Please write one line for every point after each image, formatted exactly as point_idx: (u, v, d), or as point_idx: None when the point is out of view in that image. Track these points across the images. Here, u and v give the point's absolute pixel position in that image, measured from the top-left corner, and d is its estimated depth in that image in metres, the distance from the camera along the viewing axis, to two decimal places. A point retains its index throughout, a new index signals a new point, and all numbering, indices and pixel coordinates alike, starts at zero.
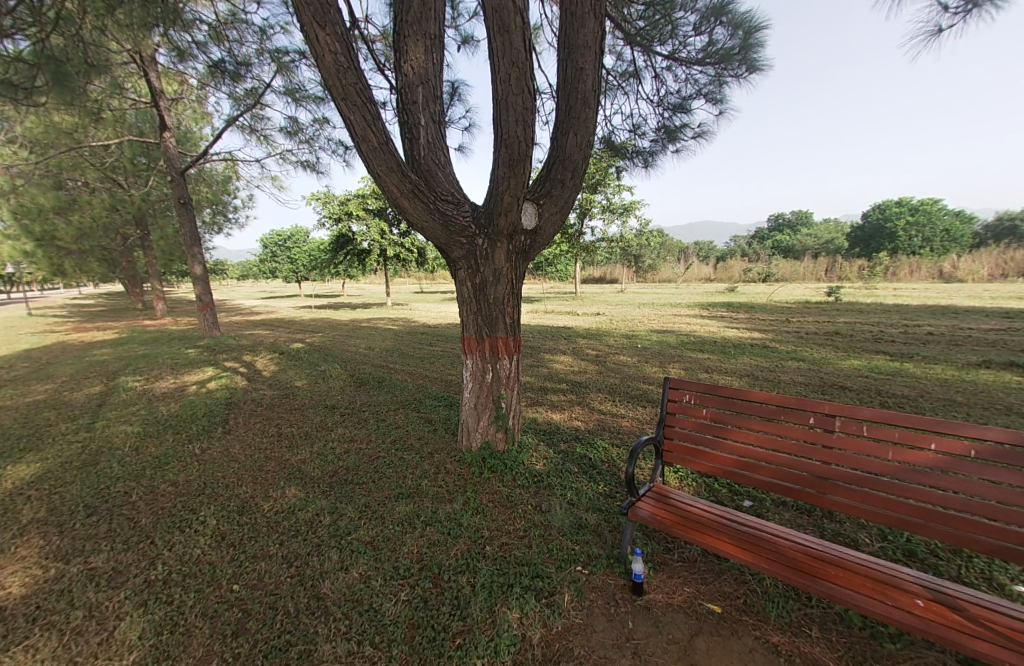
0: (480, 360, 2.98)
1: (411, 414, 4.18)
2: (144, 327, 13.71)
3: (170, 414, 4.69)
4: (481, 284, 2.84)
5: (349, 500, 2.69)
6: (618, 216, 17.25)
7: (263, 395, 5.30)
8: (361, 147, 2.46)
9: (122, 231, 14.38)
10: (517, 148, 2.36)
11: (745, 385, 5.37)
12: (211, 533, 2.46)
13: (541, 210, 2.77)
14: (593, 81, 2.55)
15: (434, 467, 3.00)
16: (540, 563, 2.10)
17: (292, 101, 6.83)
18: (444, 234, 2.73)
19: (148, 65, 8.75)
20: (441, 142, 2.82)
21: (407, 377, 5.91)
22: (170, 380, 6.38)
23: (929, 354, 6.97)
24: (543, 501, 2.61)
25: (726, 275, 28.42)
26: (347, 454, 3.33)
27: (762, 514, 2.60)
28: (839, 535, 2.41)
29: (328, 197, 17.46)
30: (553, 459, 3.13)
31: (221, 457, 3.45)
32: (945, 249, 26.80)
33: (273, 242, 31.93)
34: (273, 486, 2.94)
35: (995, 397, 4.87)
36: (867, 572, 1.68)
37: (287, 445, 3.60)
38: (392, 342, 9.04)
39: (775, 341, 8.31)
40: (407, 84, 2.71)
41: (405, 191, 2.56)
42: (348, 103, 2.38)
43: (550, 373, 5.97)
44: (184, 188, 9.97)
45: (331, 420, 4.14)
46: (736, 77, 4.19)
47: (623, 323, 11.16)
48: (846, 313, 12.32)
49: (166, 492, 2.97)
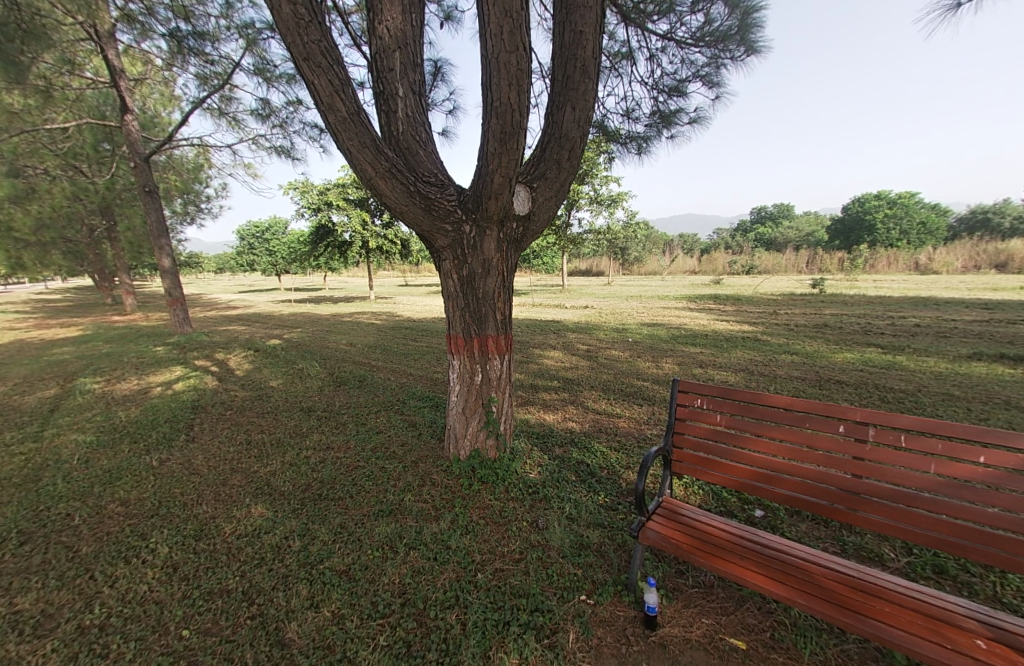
0: (467, 361, 2.71)
1: (394, 417, 3.89)
2: (112, 323, 12.96)
3: (128, 421, 4.27)
4: (468, 275, 2.55)
5: (323, 519, 2.40)
6: (605, 208, 17.00)
7: (233, 398, 4.90)
8: (328, 117, 2.13)
9: (86, 222, 13.62)
10: (510, 118, 2.05)
11: (742, 380, 5.19)
12: (160, 565, 2.15)
13: (534, 194, 2.49)
14: (594, 46, 2.26)
15: (418, 479, 2.72)
16: (540, 593, 1.85)
17: (263, 83, 6.38)
18: (426, 220, 2.41)
19: (107, 40, 8.10)
20: (422, 116, 2.51)
21: (390, 376, 5.58)
22: (132, 382, 5.89)
23: (920, 346, 6.91)
24: (539, 517, 2.36)
25: (711, 267, 28.54)
26: (322, 465, 3.03)
27: (777, 527, 2.40)
28: (861, 550, 2.24)
29: (306, 186, 16.80)
30: (548, 467, 2.88)
31: (180, 471, 3.10)
32: (921, 242, 27.39)
33: (250, 233, 30.91)
34: (237, 504, 2.63)
35: (991, 391, 4.79)
36: (914, 605, 1.47)
37: (255, 455, 3.27)
38: (375, 338, 8.68)
39: (765, 334, 8.21)
40: (382, 48, 2.38)
41: (381, 171, 2.24)
42: (310, 65, 2.04)
43: (540, 370, 5.70)
44: (149, 175, 9.34)
45: (306, 426, 3.80)
46: (734, 60, 3.95)
47: (611, 316, 10.98)
48: (831, 305, 12.34)
49: (114, 514, 2.62)
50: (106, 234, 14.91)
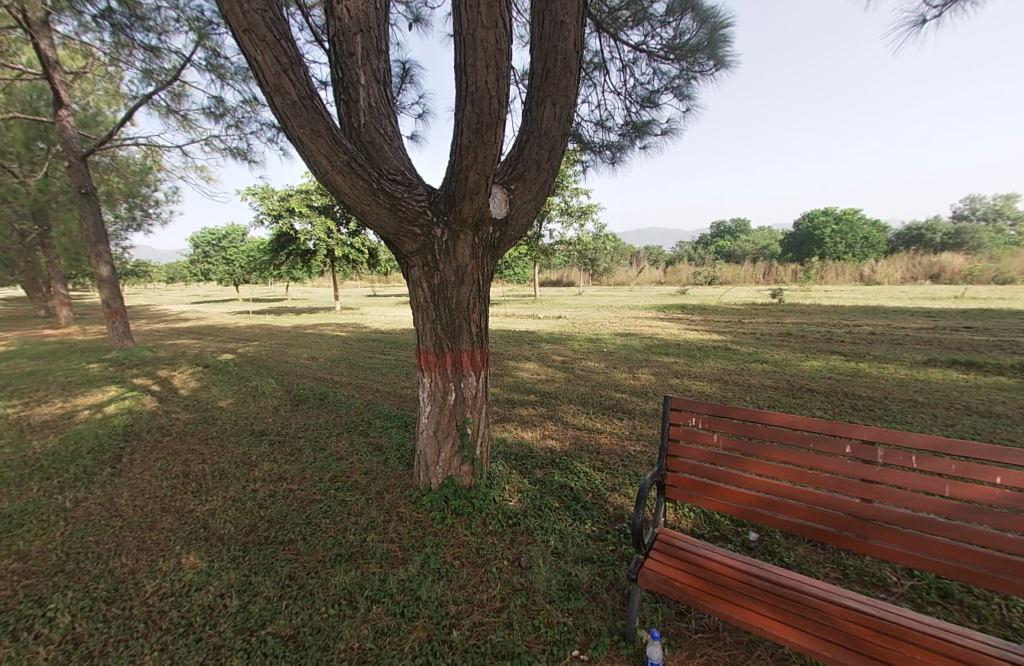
0: (439, 378, 2.44)
1: (356, 440, 3.53)
2: (43, 337, 11.82)
3: (43, 453, 3.69)
4: (440, 284, 2.30)
5: (268, 569, 2.05)
6: (575, 219, 17.12)
7: (173, 422, 4.36)
8: (274, 100, 1.82)
9: (17, 226, 12.46)
10: (486, 106, 1.82)
11: (719, 390, 5.12)
12: (57, 641, 1.74)
13: (512, 196, 2.28)
14: (576, 38, 2.10)
15: (383, 515, 2.41)
16: (526, 652, 1.60)
17: (216, 80, 5.96)
18: (392, 222, 2.14)
19: (39, 30, 7.40)
20: (387, 109, 2.26)
21: (355, 393, 5.20)
22: (56, 405, 5.23)
23: (879, 354, 7.17)
24: (522, 555, 2.10)
25: (675, 278, 29.31)
26: (271, 501, 2.66)
27: (775, 551, 2.22)
28: (862, 573, 2.09)
29: (266, 192, 16.01)
30: (529, 494, 2.62)
31: (99, 514, 2.65)
32: (864, 256, 29.32)
33: (206, 242, 29.42)
34: (166, 553, 2.24)
35: (951, 396, 4.95)
36: (943, 647, 1.31)
37: (192, 491, 2.85)
38: (339, 351, 8.20)
39: (734, 343, 8.32)
40: (341, 31, 2.12)
41: (339, 164, 1.95)
42: (252, 37, 1.73)
43: (515, 383, 5.47)
44: (87, 176, 8.54)
45: (255, 453, 3.39)
46: (704, 73, 3.91)
47: (584, 327, 10.93)
48: (791, 314, 12.81)
49: (6, 572, 2.16)
50: (39, 240, 13.67)
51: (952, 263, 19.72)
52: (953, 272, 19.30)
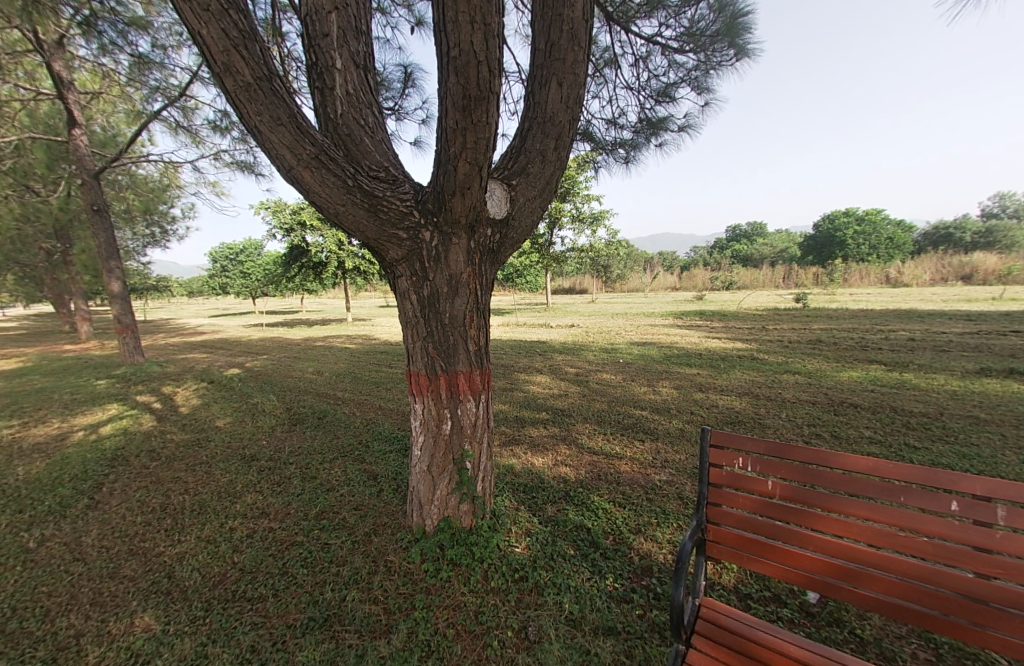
0: (432, 404, 2.11)
1: (350, 468, 3.22)
2: (63, 352, 11.99)
3: (26, 481, 3.48)
4: (431, 295, 1.99)
5: (227, 636, 1.74)
6: (587, 226, 16.75)
7: (165, 445, 4.13)
8: (224, 82, 1.55)
9: (41, 244, 12.76)
10: (473, 76, 1.50)
11: (751, 406, 4.65)
12: None
13: (513, 193, 1.95)
14: (584, 5, 1.77)
15: (368, 564, 2.08)
16: None
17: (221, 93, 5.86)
18: (372, 225, 1.84)
19: (54, 51, 7.47)
20: (368, 97, 1.97)
21: (355, 411, 4.91)
22: (53, 425, 5.06)
23: (924, 362, 6.57)
24: (530, 622, 1.75)
25: (690, 284, 28.52)
26: (246, 545, 2.35)
27: (844, 621, 1.80)
28: (960, 654, 1.66)
29: (279, 206, 16.07)
30: (538, 538, 2.25)
31: (59, 558, 2.38)
32: (889, 257, 28.15)
33: (224, 257, 30.13)
34: (118, 612, 1.94)
35: (1017, 412, 4.38)
36: None
37: (164, 529, 2.57)
38: (346, 364, 7.97)
39: (760, 352, 7.82)
40: (313, 8, 1.84)
41: (305, 158, 1.67)
42: (193, 6, 1.46)
43: (526, 398, 5.11)
44: (99, 193, 8.57)
45: (241, 483, 3.10)
46: (724, 63, 3.53)
47: (599, 335, 10.54)
48: (818, 319, 12.14)
49: None
50: (62, 258, 13.97)
51: (985, 263, 18.70)
52: (987, 272, 18.26)
